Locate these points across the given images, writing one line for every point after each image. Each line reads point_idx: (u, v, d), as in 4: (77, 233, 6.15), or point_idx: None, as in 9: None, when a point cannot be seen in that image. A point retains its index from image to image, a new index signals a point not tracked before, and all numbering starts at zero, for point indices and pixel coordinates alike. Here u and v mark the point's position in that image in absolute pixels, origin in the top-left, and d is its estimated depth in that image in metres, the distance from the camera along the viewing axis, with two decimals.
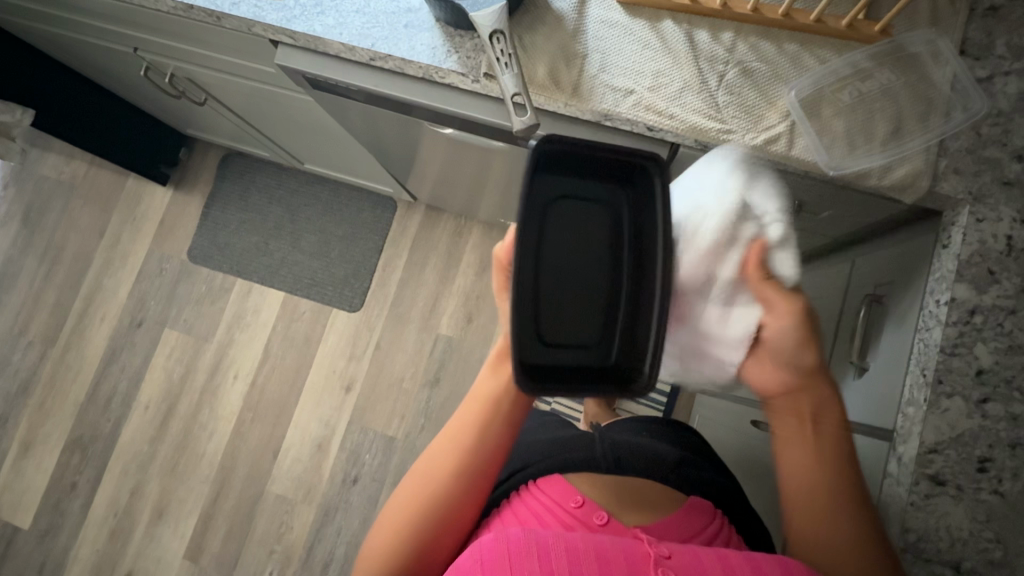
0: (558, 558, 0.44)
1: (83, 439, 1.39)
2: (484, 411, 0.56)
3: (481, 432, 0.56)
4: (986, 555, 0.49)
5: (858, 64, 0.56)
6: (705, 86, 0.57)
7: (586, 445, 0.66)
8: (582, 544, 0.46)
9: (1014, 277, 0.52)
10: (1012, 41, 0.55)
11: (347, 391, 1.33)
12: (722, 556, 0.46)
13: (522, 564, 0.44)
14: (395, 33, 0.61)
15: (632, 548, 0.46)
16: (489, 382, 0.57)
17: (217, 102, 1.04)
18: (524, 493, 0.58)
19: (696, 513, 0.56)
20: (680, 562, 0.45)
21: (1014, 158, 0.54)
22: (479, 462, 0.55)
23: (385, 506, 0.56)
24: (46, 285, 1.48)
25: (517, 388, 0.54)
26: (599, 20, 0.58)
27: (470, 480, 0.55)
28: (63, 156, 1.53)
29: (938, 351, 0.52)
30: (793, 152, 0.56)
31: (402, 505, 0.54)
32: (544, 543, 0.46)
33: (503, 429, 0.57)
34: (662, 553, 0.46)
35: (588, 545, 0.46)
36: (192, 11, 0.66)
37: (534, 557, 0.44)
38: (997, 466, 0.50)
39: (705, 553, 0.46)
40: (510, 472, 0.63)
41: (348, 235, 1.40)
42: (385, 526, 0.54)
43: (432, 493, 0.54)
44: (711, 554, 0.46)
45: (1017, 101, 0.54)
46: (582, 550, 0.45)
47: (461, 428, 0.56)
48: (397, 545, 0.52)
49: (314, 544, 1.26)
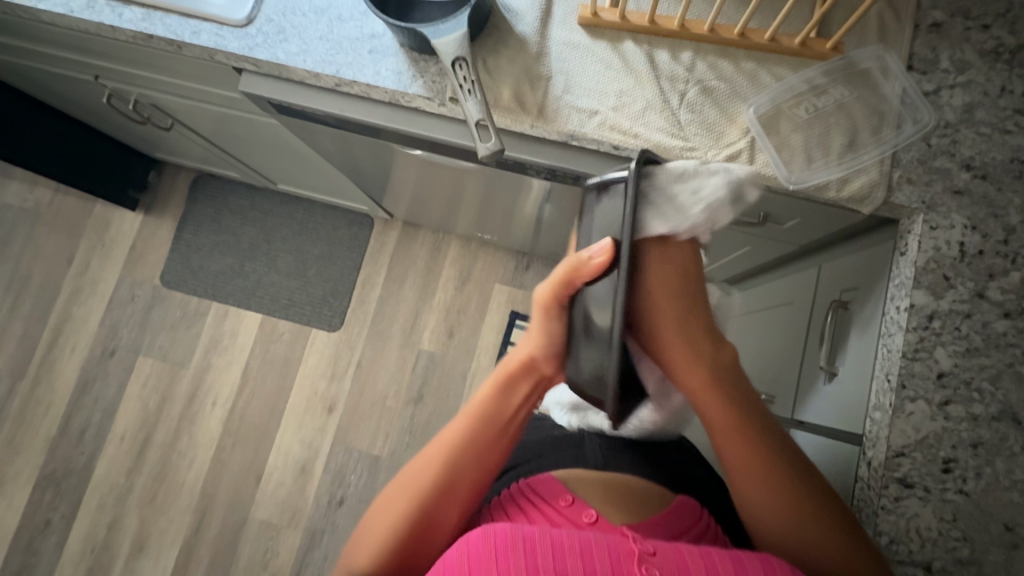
0: (542, 554, 0.43)
1: (55, 475, 1.35)
2: (486, 414, 0.55)
3: (481, 439, 0.54)
4: (954, 553, 0.50)
5: (813, 81, 0.58)
6: (667, 105, 0.58)
7: (576, 443, 0.69)
8: (568, 540, 0.44)
9: (967, 282, 0.54)
10: (955, 56, 0.57)
11: (329, 412, 1.32)
12: (706, 553, 0.45)
13: (507, 558, 0.42)
14: (360, 59, 0.61)
15: (617, 544, 0.45)
16: (492, 397, 0.55)
17: (184, 127, 1.02)
18: (513, 488, 0.60)
19: (685, 509, 0.57)
20: (665, 560, 0.44)
21: (963, 167, 0.56)
22: (471, 474, 0.53)
23: (369, 514, 0.53)
24: (12, 316, 1.43)
25: (522, 408, 0.56)
26: (562, 43, 0.59)
27: (459, 484, 0.52)
28: (26, 182, 1.49)
29: (900, 357, 0.54)
30: (755, 167, 0.57)
31: (386, 512, 0.51)
32: (531, 538, 0.44)
33: (498, 439, 0.55)
34: (647, 550, 0.45)
35: (572, 540, 0.44)
36: (152, 41, 0.65)
37: (519, 551, 0.43)
38: (960, 466, 0.51)
39: (689, 550, 0.45)
40: (501, 472, 0.68)
41: (325, 253, 1.39)
42: (367, 538, 0.51)
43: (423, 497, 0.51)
44: (694, 550, 0.45)
45: (963, 113, 0.56)
46: (565, 546, 0.44)
47: (460, 435, 0.53)
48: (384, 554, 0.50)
49: (301, 570, 1.24)
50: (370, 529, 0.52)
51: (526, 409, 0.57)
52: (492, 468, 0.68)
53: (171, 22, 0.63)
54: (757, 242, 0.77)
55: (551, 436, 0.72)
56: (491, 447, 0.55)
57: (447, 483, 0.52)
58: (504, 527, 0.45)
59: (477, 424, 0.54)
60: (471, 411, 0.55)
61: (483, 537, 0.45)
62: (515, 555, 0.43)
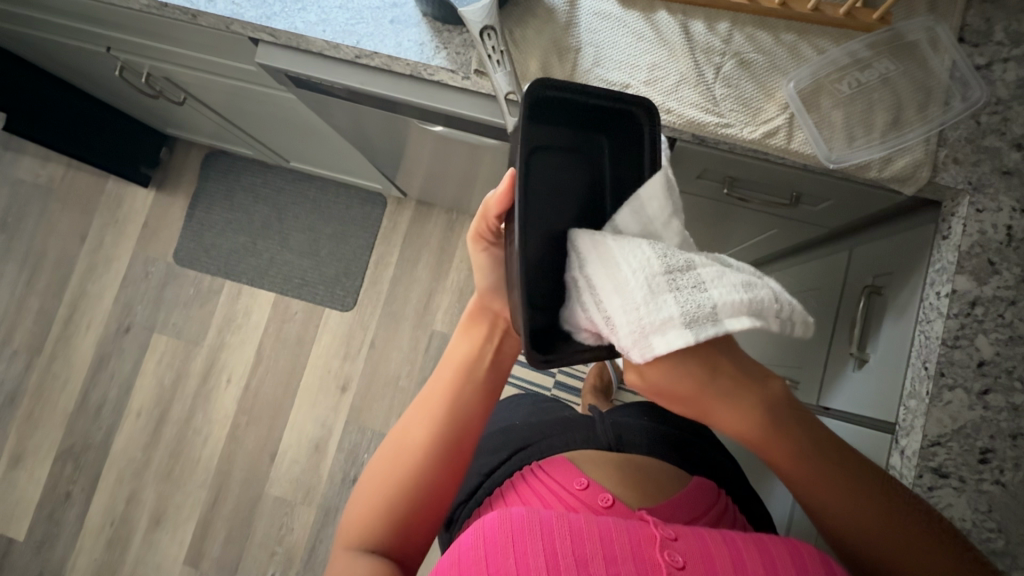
0: (561, 538, 0.42)
1: (74, 448, 1.37)
2: (460, 373, 0.55)
3: (460, 391, 0.55)
4: (988, 544, 0.49)
5: (857, 53, 0.55)
6: (702, 79, 0.55)
7: (588, 424, 0.68)
8: (587, 524, 0.44)
9: (1014, 268, 0.52)
10: (1011, 27, 0.54)
11: (343, 391, 1.32)
12: (729, 538, 0.44)
13: (525, 542, 0.42)
14: (380, 29, 0.59)
15: (639, 529, 0.45)
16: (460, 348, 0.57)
17: (196, 101, 1.00)
18: (524, 470, 0.60)
19: (701, 492, 0.56)
20: (686, 545, 0.44)
21: (1013, 147, 0.53)
22: (462, 429, 0.54)
23: (357, 489, 0.53)
24: (28, 292, 1.44)
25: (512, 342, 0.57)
26: (593, 12, 0.57)
27: (451, 444, 0.53)
28: (38, 158, 1.48)
29: (940, 344, 0.52)
30: (793, 145, 0.55)
31: (379, 479, 0.52)
32: (548, 522, 0.44)
33: (477, 391, 0.56)
34: (668, 535, 0.44)
35: (591, 525, 0.44)
36: (166, 9, 0.63)
37: (537, 535, 0.43)
38: (998, 456, 0.50)
39: (711, 535, 0.45)
40: (513, 451, 0.65)
41: (338, 233, 1.38)
42: (361, 509, 0.51)
43: (413, 459, 0.52)
44: (716, 536, 0.45)
45: (1017, 89, 0.53)
46: (585, 530, 0.43)
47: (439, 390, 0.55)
48: (378, 520, 0.50)
49: (316, 545, 1.25)
50: (361, 504, 0.52)
51: (495, 355, 0.57)
52: (503, 448, 0.67)
53: None
54: (786, 224, 0.75)
55: (564, 416, 0.70)
56: (466, 397, 0.55)
57: (437, 441, 0.53)
58: (521, 511, 0.44)
59: (455, 377, 0.55)
60: (443, 373, 0.56)
61: (499, 521, 0.44)
62: (533, 538, 0.42)
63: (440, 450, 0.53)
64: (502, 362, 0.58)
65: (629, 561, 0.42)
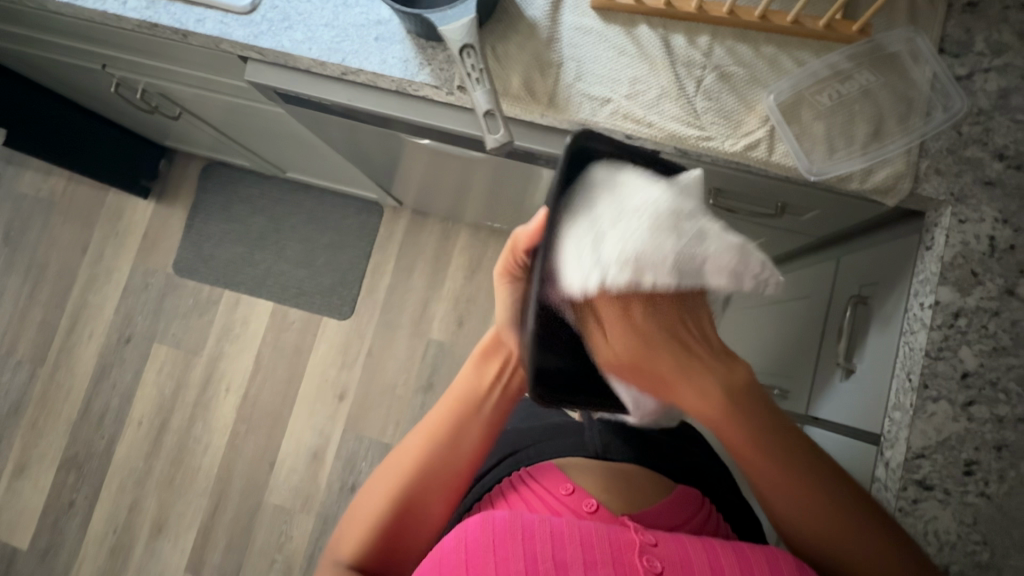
0: (541, 542, 0.43)
1: (77, 457, 1.38)
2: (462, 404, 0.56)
3: (464, 418, 0.56)
4: (974, 556, 0.49)
5: (837, 65, 0.55)
6: (683, 93, 0.55)
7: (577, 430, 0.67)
8: (567, 528, 0.44)
9: (997, 278, 0.52)
10: (991, 38, 0.54)
11: (340, 400, 1.33)
12: (708, 545, 0.44)
13: (506, 547, 0.43)
14: (366, 46, 0.59)
15: (619, 533, 0.45)
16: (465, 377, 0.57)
17: (192, 116, 1.02)
18: (511, 477, 0.60)
19: (685, 502, 0.56)
20: (665, 551, 0.44)
21: (996, 157, 0.53)
22: (461, 453, 0.55)
23: (353, 505, 0.55)
24: (31, 303, 1.46)
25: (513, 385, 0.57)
26: (574, 27, 0.57)
27: (450, 469, 0.54)
28: (40, 172, 1.50)
29: (923, 355, 0.52)
30: (774, 156, 0.55)
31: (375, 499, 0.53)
32: (530, 526, 0.44)
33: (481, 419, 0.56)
34: (648, 541, 0.45)
35: (572, 529, 0.44)
36: (157, 29, 0.64)
37: (518, 540, 0.43)
38: (983, 468, 0.50)
39: (690, 541, 0.45)
40: (501, 457, 0.65)
41: (335, 242, 1.39)
42: (357, 527, 0.53)
43: (411, 482, 0.53)
44: (695, 542, 0.45)
45: (998, 100, 0.53)
46: (566, 533, 0.44)
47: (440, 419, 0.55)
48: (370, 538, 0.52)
49: (314, 553, 1.26)
50: (354, 524, 0.53)
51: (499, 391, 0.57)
52: (491, 456, 0.66)
53: (176, 10, 0.62)
54: (773, 234, 0.75)
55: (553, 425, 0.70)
56: (470, 424, 0.56)
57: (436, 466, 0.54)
58: (504, 515, 0.44)
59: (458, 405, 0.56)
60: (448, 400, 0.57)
61: (481, 525, 0.44)
62: (514, 544, 0.43)
63: (438, 475, 0.54)
64: (508, 397, 0.57)
65: (608, 565, 0.42)
